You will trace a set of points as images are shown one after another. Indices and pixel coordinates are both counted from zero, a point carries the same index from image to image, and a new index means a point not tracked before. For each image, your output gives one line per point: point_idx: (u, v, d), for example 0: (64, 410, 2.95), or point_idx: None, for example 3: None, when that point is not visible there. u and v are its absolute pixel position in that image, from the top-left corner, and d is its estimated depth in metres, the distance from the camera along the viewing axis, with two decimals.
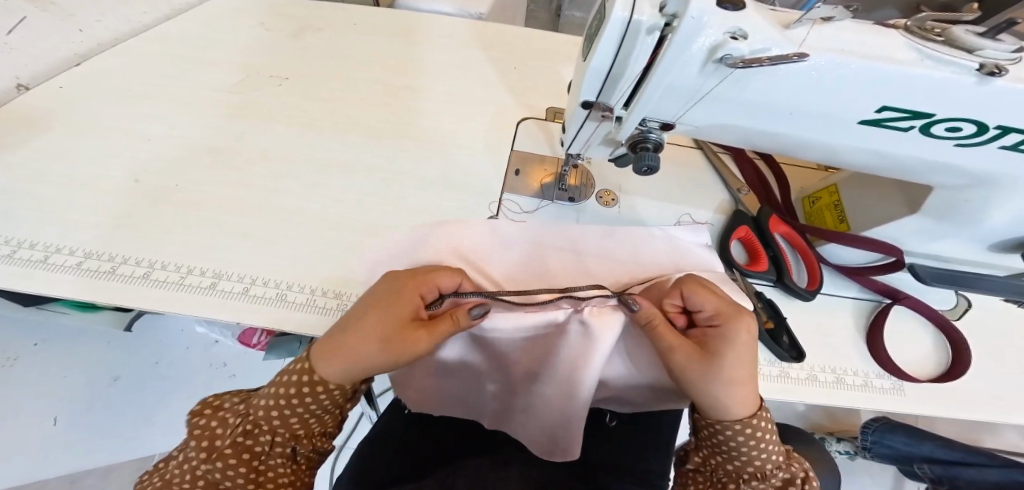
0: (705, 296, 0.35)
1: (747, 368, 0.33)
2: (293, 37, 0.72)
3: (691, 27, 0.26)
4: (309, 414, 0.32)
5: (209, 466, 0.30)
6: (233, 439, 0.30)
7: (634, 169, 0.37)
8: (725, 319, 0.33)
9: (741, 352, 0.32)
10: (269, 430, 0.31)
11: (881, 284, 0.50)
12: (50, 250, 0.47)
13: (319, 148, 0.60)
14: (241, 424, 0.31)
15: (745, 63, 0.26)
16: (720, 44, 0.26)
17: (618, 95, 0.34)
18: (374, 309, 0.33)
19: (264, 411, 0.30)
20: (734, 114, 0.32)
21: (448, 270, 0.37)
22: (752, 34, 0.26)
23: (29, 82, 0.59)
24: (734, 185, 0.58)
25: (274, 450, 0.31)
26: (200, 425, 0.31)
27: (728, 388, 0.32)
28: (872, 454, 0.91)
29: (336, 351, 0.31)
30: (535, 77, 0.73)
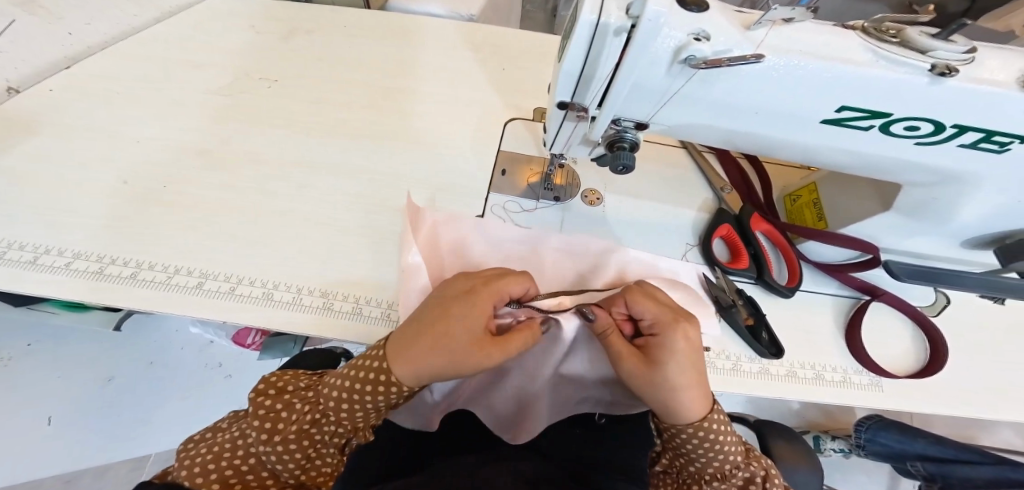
0: (649, 303, 0.37)
1: (691, 373, 0.33)
2: (284, 39, 0.73)
3: (651, 28, 0.26)
4: (368, 410, 0.34)
5: (268, 448, 0.33)
6: (298, 426, 0.34)
7: (610, 168, 0.37)
8: (665, 326, 0.35)
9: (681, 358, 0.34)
10: (334, 421, 0.34)
11: (859, 281, 0.51)
12: (40, 251, 0.48)
13: (307, 149, 0.60)
14: (309, 414, 0.34)
15: (707, 65, 0.27)
16: (683, 45, 0.27)
17: (591, 96, 0.34)
18: (449, 312, 0.33)
19: (334, 403, 0.33)
20: (703, 114, 0.33)
21: (517, 278, 0.38)
22: (715, 35, 0.27)
23: (20, 85, 0.60)
24: (718, 184, 0.59)
25: (330, 440, 0.35)
26: (265, 407, 0.36)
27: (673, 393, 0.33)
28: (866, 452, 0.91)
29: (412, 357, 0.31)
30: (524, 78, 0.74)
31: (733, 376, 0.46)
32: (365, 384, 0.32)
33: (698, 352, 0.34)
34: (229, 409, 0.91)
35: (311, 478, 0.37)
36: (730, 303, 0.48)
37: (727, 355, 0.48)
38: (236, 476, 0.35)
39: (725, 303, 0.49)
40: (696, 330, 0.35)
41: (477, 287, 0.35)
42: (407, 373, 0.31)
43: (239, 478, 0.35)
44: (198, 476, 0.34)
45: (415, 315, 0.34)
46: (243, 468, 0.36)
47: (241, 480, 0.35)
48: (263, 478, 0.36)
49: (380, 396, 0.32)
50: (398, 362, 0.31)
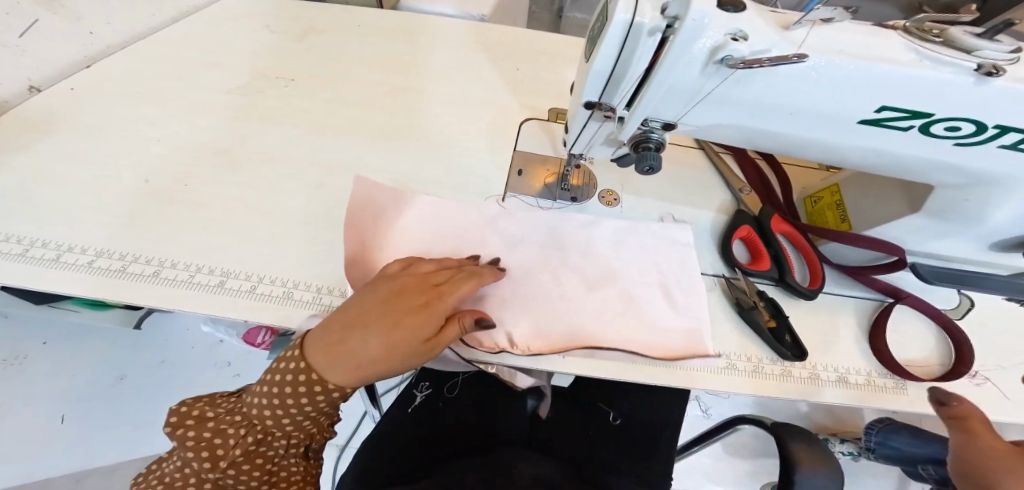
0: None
1: None
2: (299, 39, 0.73)
3: (693, 28, 0.26)
4: (302, 420, 0.39)
5: (219, 474, 0.38)
6: (244, 449, 0.38)
7: (636, 168, 0.37)
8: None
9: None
10: (282, 436, 0.39)
11: (882, 284, 0.50)
12: (62, 249, 0.48)
13: (324, 149, 0.60)
14: (249, 436, 0.38)
15: (745, 64, 0.27)
16: (720, 44, 0.27)
17: (621, 96, 0.34)
18: (387, 316, 0.37)
19: (270, 419, 0.38)
20: (735, 115, 0.33)
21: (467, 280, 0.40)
22: (752, 35, 0.27)
23: (41, 84, 0.60)
24: (736, 185, 0.58)
25: (286, 452, 0.41)
26: (194, 438, 0.38)
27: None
28: (877, 455, 0.90)
29: (343, 358, 0.36)
30: (539, 78, 0.74)
31: (755, 379, 0.46)
32: (287, 397, 0.37)
33: None
34: None
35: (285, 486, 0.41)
36: (751, 305, 0.48)
37: (749, 357, 0.47)
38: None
39: (746, 305, 0.48)
40: None
41: (423, 290, 0.39)
42: (343, 376, 0.37)
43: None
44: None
45: (359, 307, 0.38)
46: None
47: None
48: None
49: (317, 400, 0.37)
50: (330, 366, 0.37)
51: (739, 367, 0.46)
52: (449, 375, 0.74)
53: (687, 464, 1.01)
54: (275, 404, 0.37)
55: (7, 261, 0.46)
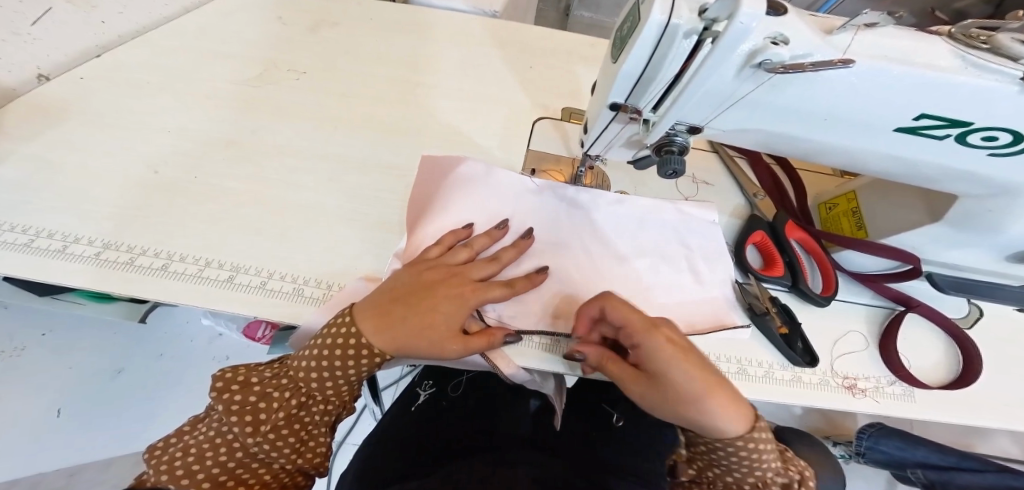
0: (622, 309, 0.38)
1: (705, 379, 0.34)
2: (311, 31, 0.71)
3: (738, 32, 0.24)
4: (344, 379, 0.38)
5: (256, 438, 0.35)
6: (288, 412, 0.37)
7: (659, 172, 0.37)
8: (640, 332, 0.36)
9: (684, 353, 0.35)
10: (321, 401, 0.39)
11: (895, 292, 0.50)
12: (68, 240, 0.47)
13: (335, 144, 0.59)
14: (294, 397, 0.38)
15: (786, 69, 0.26)
16: (761, 48, 0.26)
17: (648, 99, 0.33)
18: (428, 290, 0.40)
19: (318, 383, 0.38)
20: (762, 118, 0.33)
21: (492, 265, 0.44)
22: (794, 39, 0.26)
23: (50, 73, 0.58)
24: (751, 189, 0.58)
25: (321, 420, 0.39)
26: (237, 402, 0.36)
27: (696, 401, 0.34)
28: (867, 459, 0.91)
29: (385, 323, 0.38)
30: (552, 76, 0.73)
31: (767, 384, 0.46)
32: (335, 358, 0.37)
33: (684, 349, 0.35)
34: None
35: (309, 461, 0.39)
36: (763, 310, 0.47)
37: (759, 361, 0.47)
38: (225, 474, 0.35)
39: (760, 310, 0.47)
40: (673, 331, 0.36)
41: (456, 273, 0.42)
42: (386, 340, 0.37)
43: (229, 476, 0.36)
44: (181, 478, 0.33)
45: (403, 282, 0.41)
46: (232, 464, 0.36)
47: (232, 477, 0.36)
48: (259, 474, 0.37)
49: (351, 364, 0.38)
50: (372, 332, 0.38)
51: (750, 373, 0.46)
52: (455, 375, 0.75)
53: None
54: (323, 364, 0.38)
55: (12, 252, 0.45)
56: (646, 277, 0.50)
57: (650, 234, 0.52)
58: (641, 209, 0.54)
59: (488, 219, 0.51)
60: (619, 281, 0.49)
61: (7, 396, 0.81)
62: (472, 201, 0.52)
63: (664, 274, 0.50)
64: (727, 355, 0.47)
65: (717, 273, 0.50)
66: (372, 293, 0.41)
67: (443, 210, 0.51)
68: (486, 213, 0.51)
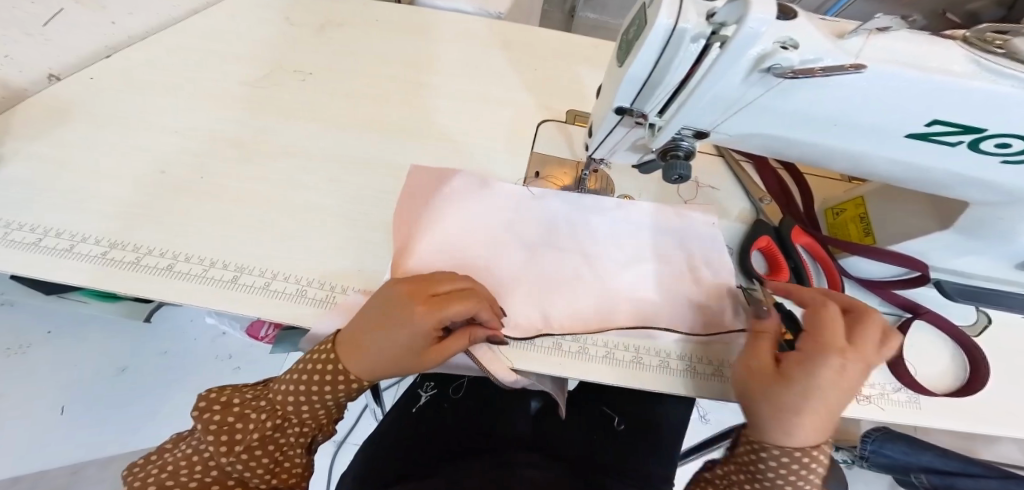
0: (830, 322, 0.35)
1: (828, 402, 0.33)
2: (317, 32, 0.72)
3: (749, 37, 0.23)
4: (321, 402, 0.38)
5: (230, 458, 0.35)
6: (261, 433, 0.37)
7: (664, 177, 0.37)
8: (819, 347, 0.33)
9: (840, 383, 0.32)
10: (297, 423, 0.39)
11: (903, 299, 0.50)
12: (75, 239, 0.47)
13: (339, 145, 0.59)
14: (270, 419, 0.38)
15: (796, 74, 0.26)
16: (770, 52, 0.26)
17: (654, 103, 0.33)
18: (386, 324, 0.36)
19: (294, 406, 0.38)
20: (770, 123, 0.32)
21: (453, 279, 0.39)
22: (804, 42, 0.26)
23: (61, 73, 0.59)
24: (757, 194, 0.57)
25: (296, 441, 0.39)
26: (215, 421, 0.37)
27: (802, 413, 0.33)
28: (869, 463, 0.88)
29: (356, 357, 0.37)
30: (557, 78, 0.73)
31: None
32: (314, 382, 0.37)
33: (845, 381, 0.33)
34: None
35: (284, 482, 0.39)
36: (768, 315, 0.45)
37: None
38: None
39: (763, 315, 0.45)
40: (858, 367, 0.33)
41: (410, 294, 0.37)
42: (363, 372, 0.37)
43: None
44: None
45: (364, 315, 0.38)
46: (207, 481, 0.36)
47: None
48: None
49: (331, 387, 0.38)
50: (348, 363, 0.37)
51: None
52: (454, 378, 0.75)
53: (680, 469, 1.03)
54: (300, 387, 0.38)
55: (20, 250, 0.45)
56: (646, 281, 0.50)
57: (649, 240, 0.53)
58: (638, 213, 0.54)
59: (487, 225, 0.52)
60: (621, 287, 0.49)
61: (14, 392, 0.82)
62: (471, 207, 0.53)
63: (664, 278, 0.50)
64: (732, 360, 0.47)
65: (719, 278, 0.50)
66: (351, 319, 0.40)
67: (441, 216, 0.51)
68: (487, 219, 0.52)
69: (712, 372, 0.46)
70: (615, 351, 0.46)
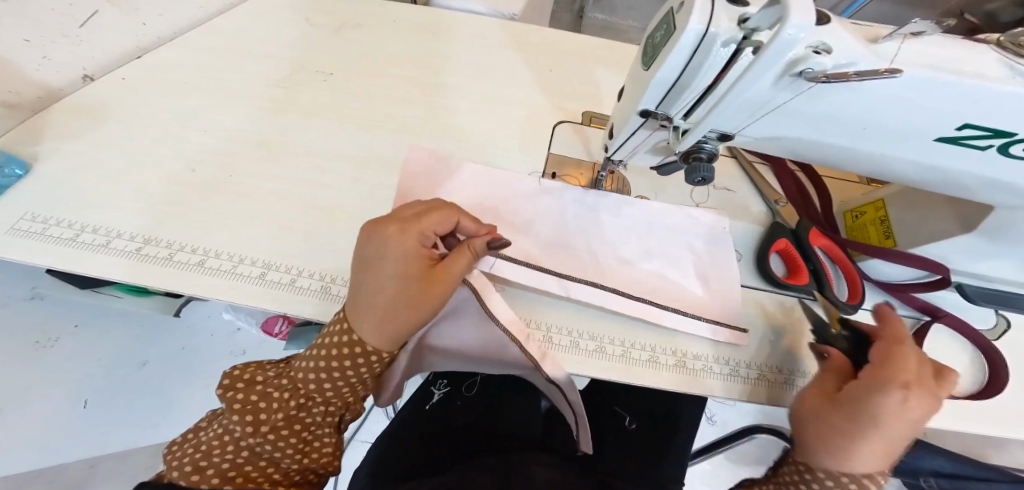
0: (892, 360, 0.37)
1: (888, 436, 0.37)
2: (337, 33, 0.73)
3: (786, 43, 0.23)
4: (344, 382, 0.38)
5: (258, 437, 0.37)
6: (286, 413, 0.37)
7: (686, 179, 0.37)
8: (878, 388, 0.36)
9: (897, 416, 0.36)
10: (321, 403, 0.39)
11: (922, 302, 0.50)
12: (110, 235, 0.48)
13: (360, 144, 0.60)
14: (293, 399, 0.38)
15: (829, 78, 0.26)
16: (803, 57, 0.26)
17: (681, 105, 0.33)
18: (390, 272, 0.36)
19: (314, 384, 0.38)
20: (796, 125, 0.33)
21: (437, 215, 0.40)
22: (837, 47, 0.26)
23: (94, 74, 0.60)
24: (772, 196, 0.57)
25: (322, 420, 0.39)
26: (240, 400, 0.38)
27: (864, 436, 0.37)
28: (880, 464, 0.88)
29: (373, 321, 0.36)
30: (572, 79, 0.74)
31: (788, 390, 0.46)
32: (332, 360, 0.37)
33: (902, 416, 0.36)
34: None
35: (316, 460, 0.40)
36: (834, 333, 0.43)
37: (781, 369, 0.47)
38: (233, 470, 0.37)
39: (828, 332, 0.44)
40: (915, 402, 0.36)
41: (398, 235, 0.37)
42: (381, 337, 0.36)
43: (238, 472, 0.37)
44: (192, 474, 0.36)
45: (359, 278, 0.37)
46: (240, 461, 0.38)
47: (241, 474, 0.38)
48: (267, 473, 0.38)
49: (357, 366, 0.37)
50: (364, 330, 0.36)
51: (769, 379, 0.46)
52: (468, 375, 0.75)
53: (688, 470, 1.04)
54: (320, 365, 0.37)
55: (58, 245, 0.47)
56: (657, 280, 0.50)
57: (660, 238, 0.54)
58: (649, 212, 0.55)
59: (496, 223, 0.53)
60: (634, 285, 0.50)
61: None
62: (483, 206, 0.54)
63: (672, 278, 0.51)
64: (747, 361, 0.47)
65: (730, 278, 0.51)
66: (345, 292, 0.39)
67: None
68: (507, 219, 0.53)
69: (728, 372, 0.46)
70: (632, 350, 0.47)
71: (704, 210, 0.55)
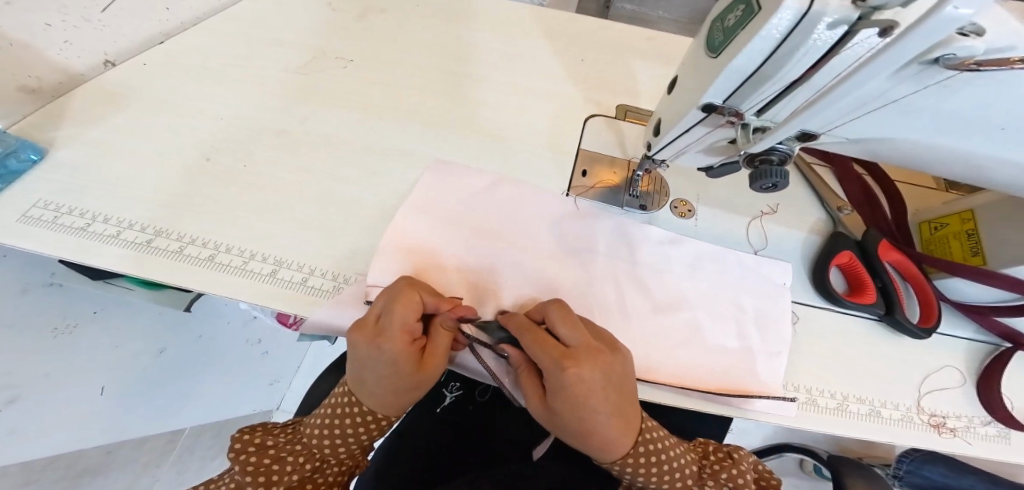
0: (542, 342, 0.35)
1: (614, 408, 0.34)
2: (358, 18, 0.69)
3: (936, 25, 0.18)
4: (356, 445, 0.38)
5: None
6: (300, 476, 0.36)
7: (752, 185, 0.34)
8: (551, 366, 0.34)
9: (590, 392, 0.33)
10: (334, 464, 0.39)
11: (1004, 328, 0.45)
12: (121, 226, 0.46)
13: (381, 136, 0.57)
14: (307, 462, 0.37)
15: (981, 65, 0.20)
16: (947, 41, 0.20)
17: (756, 100, 0.29)
18: (391, 377, 0.34)
19: (327, 448, 0.37)
20: (904, 121, 0.28)
21: (411, 308, 0.35)
22: (984, 30, 0.20)
23: (116, 58, 0.58)
24: (835, 203, 0.52)
25: (333, 479, 0.39)
26: (251, 463, 0.35)
27: (598, 426, 0.34)
28: (903, 483, 0.93)
29: (392, 404, 0.36)
30: (605, 70, 0.69)
31: (840, 417, 0.43)
32: (348, 427, 0.36)
33: (602, 383, 0.34)
34: (263, 383, 1.15)
35: None
36: None
37: (832, 393, 0.44)
38: None
39: None
40: (587, 372, 0.33)
41: (382, 344, 0.33)
42: (396, 412, 0.36)
43: None
44: None
45: (362, 379, 0.35)
46: None
47: None
48: None
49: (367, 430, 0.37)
50: (380, 408, 0.36)
51: (821, 403, 0.43)
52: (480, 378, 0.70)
53: None
54: (335, 432, 0.36)
55: (69, 236, 0.45)
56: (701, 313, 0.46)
57: (703, 285, 0.48)
58: (696, 253, 0.50)
59: (531, 228, 0.50)
60: (675, 312, 0.46)
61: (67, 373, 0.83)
62: (512, 208, 0.51)
63: (718, 293, 0.47)
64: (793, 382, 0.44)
65: (773, 340, 0.45)
66: (351, 376, 0.36)
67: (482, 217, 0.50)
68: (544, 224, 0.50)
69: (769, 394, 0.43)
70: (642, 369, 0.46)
71: (755, 235, 0.52)
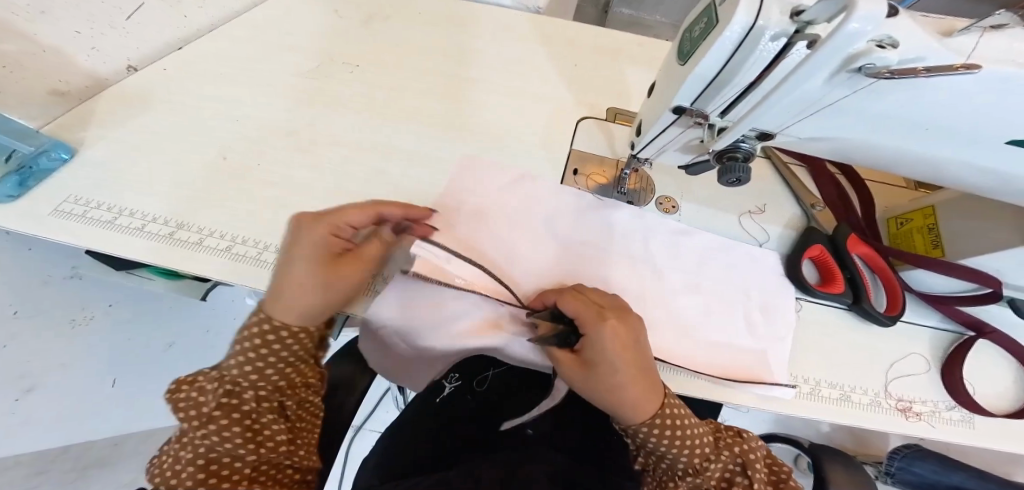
0: (581, 304, 0.40)
1: (640, 366, 0.38)
2: (364, 24, 0.73)
3: (849, 39, 0.21)
4: (268, 359, 0.35)
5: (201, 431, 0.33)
6: (218, 400, 0.34)
7: (720, 180, 0.37)
8: (589, 323, 0.38)
9: (623, 347, 0.37)
10: (254, 386, 0.35)
11: (967, 317, 0.48)
12: (145, 219, 0.50)
13: (384, 136, 0.61)
14: (222, 385, 0.35)
15: (894, 74, 0.24)
16: (865, 52, 0.24)
17: (718, 103, 0.32)
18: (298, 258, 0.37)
19: (237, 367, 0.35)
20: (847, 123, 0.32)
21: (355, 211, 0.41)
22: (899, 42, 0.24)
23: (137, 64, 0.62)
24: (808, 200, 0.55)
25: (263, 406, 0.36)
26: (177, 401, 0.35)
27: (627, 386, 0.37)
28: (895, 479, 0.95)
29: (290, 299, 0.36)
30: (597, 75, 0.72)
31: (812, 401, 0.45)
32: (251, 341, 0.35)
33: (630, 339, 0.38)
34: None
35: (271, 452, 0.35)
36: None
37: (806, 378, 0.47)
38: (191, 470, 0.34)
39: None
40: (621, 326, 0.38)
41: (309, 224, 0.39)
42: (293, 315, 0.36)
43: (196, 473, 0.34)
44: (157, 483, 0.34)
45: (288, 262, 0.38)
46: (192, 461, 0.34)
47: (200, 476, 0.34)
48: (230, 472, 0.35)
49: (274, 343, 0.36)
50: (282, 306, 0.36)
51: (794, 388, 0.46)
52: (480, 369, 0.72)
53: None
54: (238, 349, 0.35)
55: (98, 228, 0.48)
56: (682, 301, 0.49)
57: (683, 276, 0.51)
58: (678, 247, 0.53)
59: (522, 222, 0.53)
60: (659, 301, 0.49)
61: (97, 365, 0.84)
62: (506, 203, 0.54)
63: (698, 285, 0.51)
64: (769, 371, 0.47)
65: (778, 328, 0.48)
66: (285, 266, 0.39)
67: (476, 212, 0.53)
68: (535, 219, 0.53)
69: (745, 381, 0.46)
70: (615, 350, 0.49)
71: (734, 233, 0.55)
